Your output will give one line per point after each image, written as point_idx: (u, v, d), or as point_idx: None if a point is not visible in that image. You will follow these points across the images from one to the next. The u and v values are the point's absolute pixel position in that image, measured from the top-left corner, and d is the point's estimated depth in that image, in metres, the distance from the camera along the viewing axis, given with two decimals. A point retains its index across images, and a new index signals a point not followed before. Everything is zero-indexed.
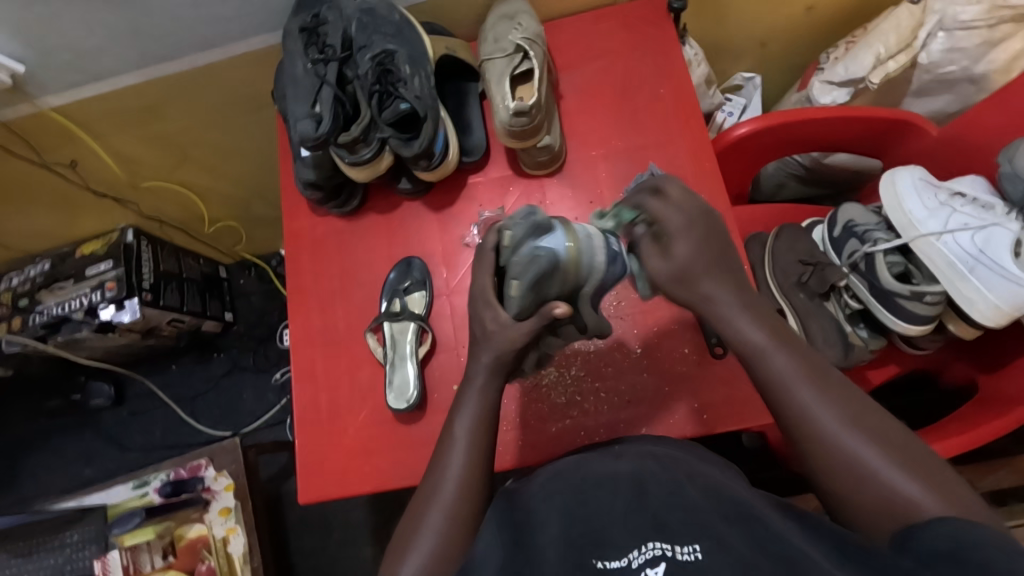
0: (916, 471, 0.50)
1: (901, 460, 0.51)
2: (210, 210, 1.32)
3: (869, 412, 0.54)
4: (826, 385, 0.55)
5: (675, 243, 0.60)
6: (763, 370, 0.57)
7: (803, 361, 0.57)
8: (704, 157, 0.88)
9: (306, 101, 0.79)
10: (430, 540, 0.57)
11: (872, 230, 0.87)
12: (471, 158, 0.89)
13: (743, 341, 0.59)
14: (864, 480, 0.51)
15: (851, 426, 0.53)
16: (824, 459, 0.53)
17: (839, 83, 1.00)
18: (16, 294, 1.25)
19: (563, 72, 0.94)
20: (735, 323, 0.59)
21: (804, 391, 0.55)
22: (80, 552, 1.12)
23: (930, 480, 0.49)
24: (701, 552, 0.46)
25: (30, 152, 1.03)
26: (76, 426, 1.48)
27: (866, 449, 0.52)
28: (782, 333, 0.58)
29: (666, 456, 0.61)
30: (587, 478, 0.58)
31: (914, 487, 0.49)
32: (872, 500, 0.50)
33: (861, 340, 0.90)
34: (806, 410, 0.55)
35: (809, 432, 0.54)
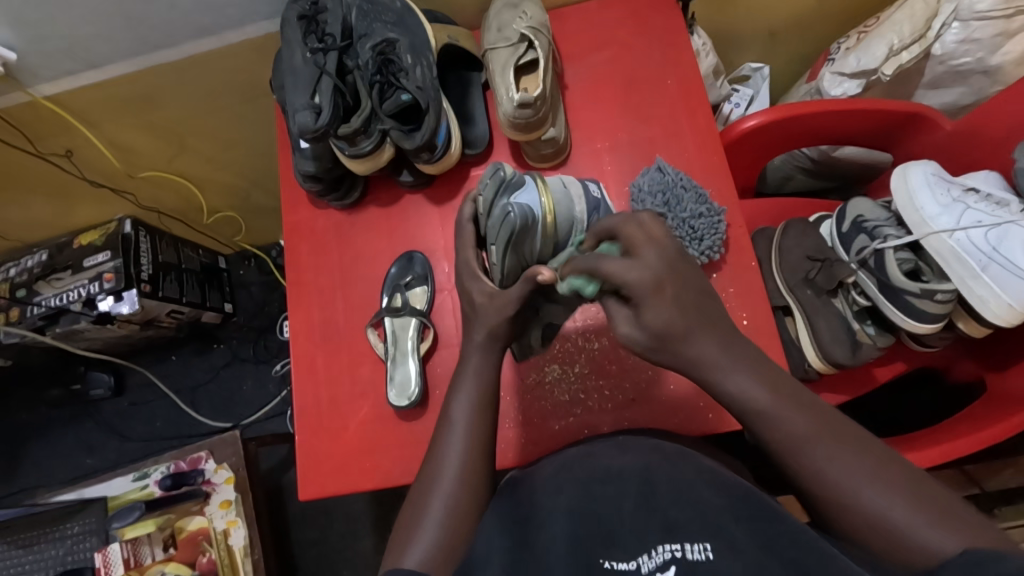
0: (934, 510, 0.46)
1: (921, 502, 0.47)
2: (209, 200, 1.30)
3: (883, 457, 0.50)
4: (832, 432, 0.52)
5: (644, 310, 0.51)
6: (766, 428, 0.54)
7: (806, 414, 0.53)
8: (711, 150, 0.86)
9: (305, 90, 0.76)
10: (432, 533, 0.55)
11: (882, 225, 0.86)
12: (473, 151, 0.87)
13: (735, 403, 0.55)
14: (883, 530, 0.47)
15: (865, 474, 0.49)
16: (836, 512, 0.50)
17: (851, 75, 0.98)
18: (14, 285, 1.24)
19: (568, 63, 0.92)
20: (725, 380, 0.55)
21: (812, 444, 0.52)
22: (81, 543, 1.12)
23: (953, 518, 0.45)
24: (712, 551, 0.45)
25: (24, 141, 1.01)
26: (76, 416, 1.47)
27: (882, 497, 0.48)
28: (774, 383, 0.55)
29: (675, 452, 0.59)
30: (591, 475, 0.57)
31: (935, 530, 0.45)
32: (896, 549, 0.46)
33: (869, 338, 0.89)
34: (813, 464, 0.51)
35: (817, 484, 0.51)
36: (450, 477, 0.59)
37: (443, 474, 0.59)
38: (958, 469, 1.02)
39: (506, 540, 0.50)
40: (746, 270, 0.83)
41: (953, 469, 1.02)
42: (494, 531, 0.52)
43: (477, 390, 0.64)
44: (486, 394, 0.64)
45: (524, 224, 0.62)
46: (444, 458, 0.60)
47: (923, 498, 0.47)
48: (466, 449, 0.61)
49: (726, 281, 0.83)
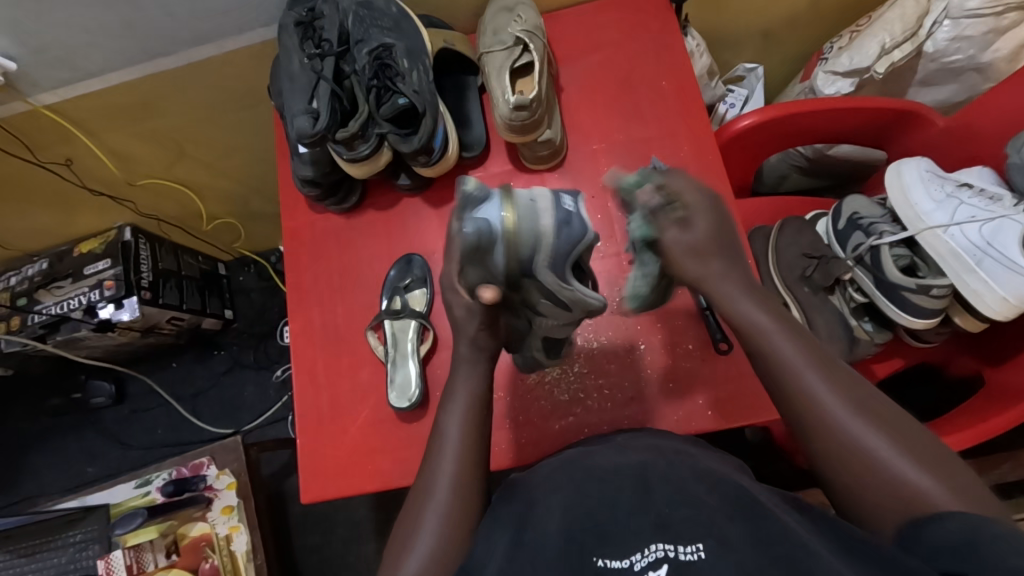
0: (926, 462, 0.50)
1: (914, 453, 0.50)
2: (208, 207, 1.31)
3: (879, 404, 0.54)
4: (835, 371, 0.56)
5: (695, 218, 0.62)
6: (776, 354, 0.58)
7: (807, 348, 0.58)
8: (707, 149, 0.87)
9: (302, 96, 0.77)
10: (427, 544, 0.56)
11: (877, 223, 0.87)
12: (471, 154, 0.88)
13: (741, 321, 0.61)
14: (882, 476, 0.50)
15: (864, 418, 0.53)
16: (832, 451, 0.53)
17: (843, 74, 0.98)
18: (14, 294, 1.24)
19: (564, 65, 0.93)
20: (735, 302, 0.62)
21: (820, 381, 0.55)
22: (83, 551, 1.11)
23: (944, 473, 0.49)
24: (704, 551, 0.46)
25: (24, 151, 1.02)
26: (77, 425, 1.48)
27: (880, 442, 0.51)
28: (778, 316, 0.60)
29: (672, 451, 0.60)
30: (588, 473, 0.57)
31: (924, 478, 0.49)
32: (888, 497, 0.50)
33: (867, 335, 0.90)
34: (815, 400, 0.55)
35: (817, 420, 0.54)
36: (441, 486, 0.59)
37: (433, 483, 0.60)
38: (958, 464, 1.02)
39: (503, 545, 0.51)
40: (743, 268, 0.83)
41: None
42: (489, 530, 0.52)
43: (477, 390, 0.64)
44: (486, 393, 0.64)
45: (476, 245, 0.57)
46: (437, 465, 0.61)
47: (917, 451, 0.51)
48: (456, 455, 0.61)
49: None
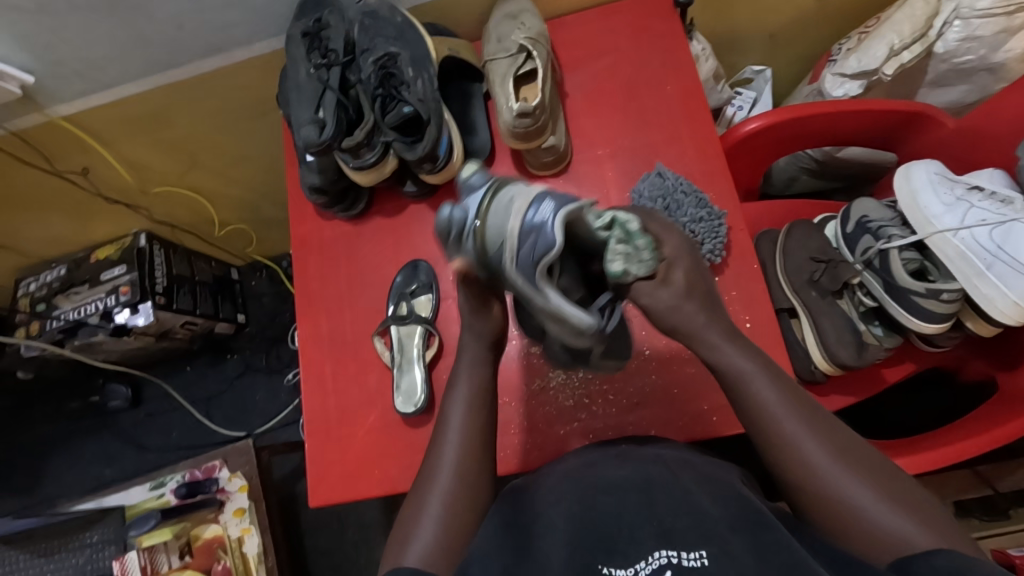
0: (901, 504, 0.50)
1: (889, 491, 0.51)
2: (220, 213, 1.33)
3: (849, 440, 0.55)
4: (812, 417, 0.56)
5: (673, 270, 0.63)
6: (750, 405, 0.58)
7: (779, 390, 0.58)
8: (712, 153, 0.86)
9: (308, 106, 0.78)
10: (427, 541, 0.56)
11: (885, 225, 0.86)
12: (476, 160, 0.89)
13: (726, 369, 0.60)
14: (857, 519, 0.51)
15: (842, 464, 0.53)
16: (807, 486, 0.54)
17: (851, 76, 0.97)
18: (34, 299, 1.28)
19: (568, 71, 0.93)
20: (719, 351, 0.61)
21: (794, 424, 0.56)
22: (101, 552, 1.13)
23: (917, 512, 0.50)
24: (707, 558, 0.47)
25: (42, 162, 1.05)
26: (94, 427, 1.51)
27: (856, 489, 0.52)
28: (763, 361, 0.60)
29: (675, 459, 0.60)
30: (594, 483, 0.57)
31: (905, 522, 0.49)
32: (859, 534, 0.50)
33: (875, 339, 0.89)
34: (791, 439, 0.55)
35: (792, 462, 0.55)
36: (442, 482, 0.59)
37: (433, 479, 0.60)
38: (973, 470, 1.01)
39: (506, 551, 0.51)
40: (749, 272, 0.82)
41: (966, 471, 1.01)
42: (492, 535, 0.53)
43: (467, 379, 0.66)
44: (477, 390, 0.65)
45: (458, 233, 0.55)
46: (439, 461, 0.61)
47: (890, 487, 0.52)
48: (460, 451, 0.61)
49: (729, 285, 0.82)
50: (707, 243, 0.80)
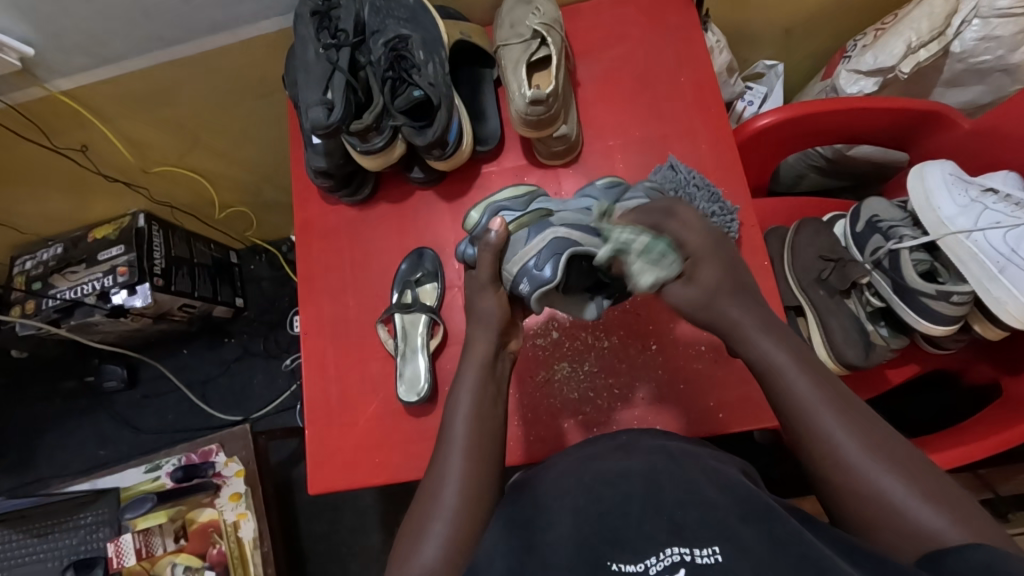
0: (938, 501, 0.49)
1: (924, 488, 0.50)
2: (221, 195, 1.31)
3: (884, 433, 0.54)
4: (845, 409, 0.56)
5: (700, 269, 0.65)
6: (782, 394, 0.58)
7: (813, 382, 0.57)
8: (725, 147, 0.85)
9: (317, 87, 0.77)
10: (435, 545, 0.55)
11: (896, 226, 0.85)
12: (485, 148, 0.87)
13: (758, 359, 0.61)
14: (889, 513, 0.50)
15: (875, 457, 0.52)
16: (838, 478, 0.53)
17: (867, 73, 0.96)
18: (30, 277, 1.26)
19: (581, 59, 0.91)
20: (754, 341, 0.61)
21: (827, 414, 0.55)
22: (95, 533, 1.14)
23: (953, 509, 0.48)
24: (721, 554, 0.45)
25: (41, 137, 1.03)
26: (89, 408, 1.49)
27: (886, 480, 0.51)
28: (796, 352, 0.60)
29: (678, 451, 0.59)
30: (599, 477, 0.56)
31: (939, 517, 0.48)
32: (892, 528, 0.49)
33: (882, 339, 0.88)
34: (823, 429, 0.55)
35: (821, 452, 0.54)
36: (449, 486, 0.59)
37: (442, 483, 0.60)
38: (973, 473, 1.01)
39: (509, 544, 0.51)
40: (758, 269, 0.82)
41: (966, 473, 1.01)
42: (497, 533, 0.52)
43: (475, 377, 0.67)
44: (485, 391, 0.66)
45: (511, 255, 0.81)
46: (446, 466, 0.61)
47: (924, 483, 0.50)
48: (468, 458, 0.61)
49: None
50: None
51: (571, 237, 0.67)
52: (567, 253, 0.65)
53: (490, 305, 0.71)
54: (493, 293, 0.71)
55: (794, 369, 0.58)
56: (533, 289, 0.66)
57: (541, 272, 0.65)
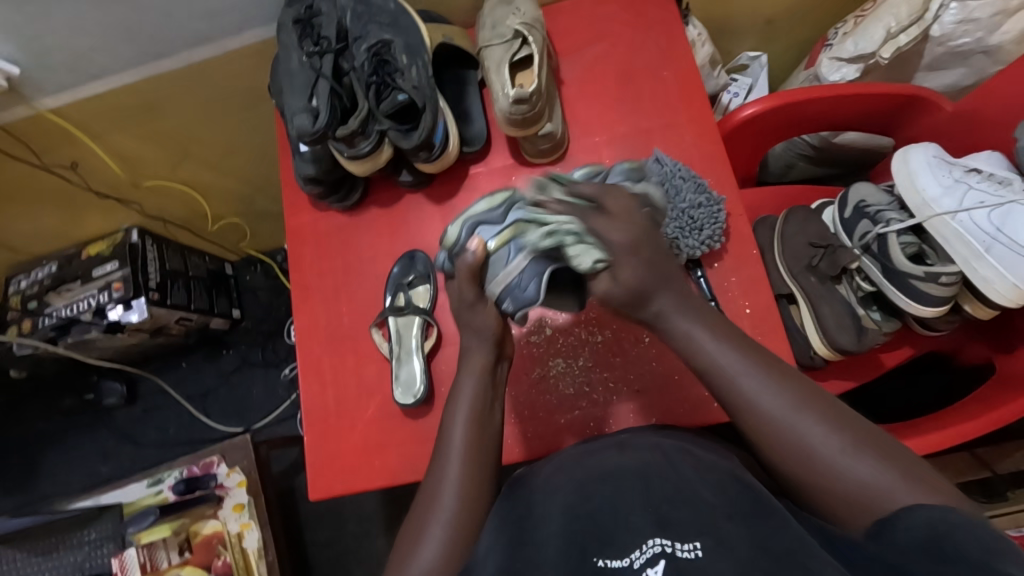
0: (879, 458, 0.50)
1: (858, 444, 0.51)
2: (213, 207, 1.31)
3: (817, 399, 0.54)
4: (778, 376, 0.56)
5: (619, 268, 0.59)
6: (715, 375, 0.58)
7: (744, 359, 0.57)
8: (711, 139, 0.86)
9: (302, 94, 0.77)
10: (431, 550, 0.56)
11: (884, 210, 0.86)
12: (472, 149, 0.87)
13: (686, 340, 0.60)
14: (834, 477, 0.50)
15: (808, 420, 0.53)
16: (785, 454, 0.53)
17: (848, 60, 0.97)
18: (25, 297, 1.26)
19: (564, 58, 0.92)
20: (677, 321, 0.60)
21: (754, 390, 0.55)
22: (98, 549, 1.14)
23: (892, 464, 0.49)
24: (702, 550, 0.46)
25: (30, 156, 1.03)
26: (90, 425, 1.50)
27: (821, 443, 0.52)
28: (717, 328, 0.60)
29: (675, 452, 0.59)
30: (591, 476, 0.57)
31: (881, 475, 0.49)
32: (842, 493, 0.50)
33: (875, 324, 0.88)
34: (756, 404, 0.55)
35: (760, 430, 0.54)
36: (449, 495, 0.60)
37: (440, 492, 0.60)
38: (970, 452, 1.02)
39: (504, 543, 0.51)
40: (748, 258, 0.82)
41: (964, 453, 1.01)
42: (493, 534, 0.53)
43: (473, 392, 0.67)
44: (485, 410, 0.66)
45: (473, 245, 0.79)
46: (444, 479, 0.61)
47: (858, 441, 0.51)
48: (466, 471, 0.61)
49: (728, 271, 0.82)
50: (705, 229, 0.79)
51: (560, 250, 0.66)
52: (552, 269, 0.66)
53: (489, 320, 0.69)
54: (490, 306, 0.69)
55: (715, 344, 0.58)
56: (517, 309, 0.68)
57: (527, 292, 0.66)
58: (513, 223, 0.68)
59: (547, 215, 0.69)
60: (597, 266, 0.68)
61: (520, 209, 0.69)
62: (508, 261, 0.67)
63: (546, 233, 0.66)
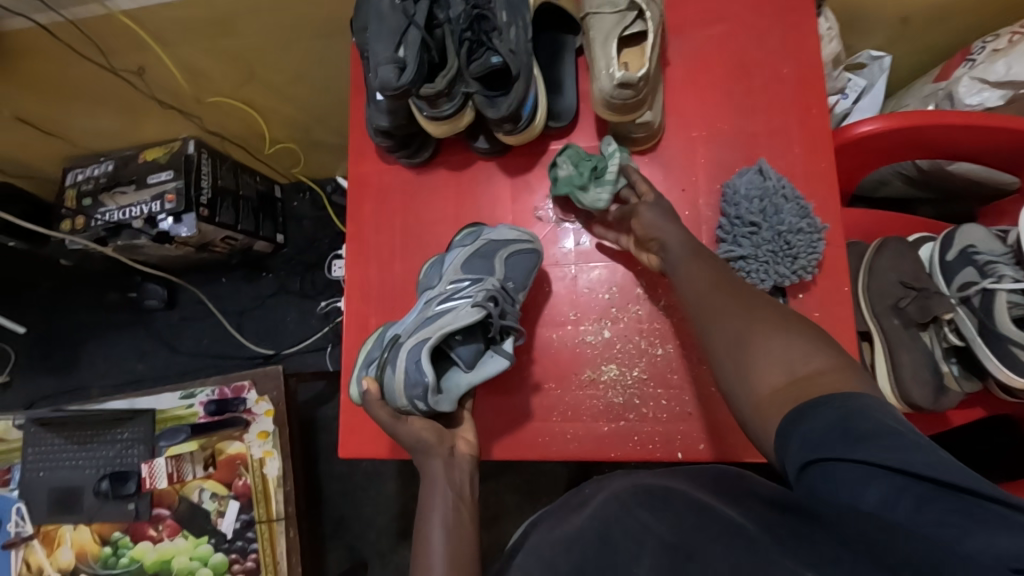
0: (814, 350, 0.53)
1: (795, 339, 0.54)
2: (272, 130, 1.27)
3: (768, 309, 0.59)
4: (735, 290, 0.61)
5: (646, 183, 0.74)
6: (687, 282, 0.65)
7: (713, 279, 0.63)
8: (822, 154, 0.77)
9: (389, 42, 0.69)
10: None
11: (994, 262, 0.78)
12: (558, 124, 0.81)
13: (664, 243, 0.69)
14: (773, 369, 0.53)
15: (767, 325, 0.57)
16: (737, 360, 0.56)
17: (994, 84, 0.86)
18: (80, 193, 1.24)
19: (674, 34, 0.83)
20: (662, 241, 0.69)
21: (716, 301, 0.61)
22: (129, 449, 1.18)
23: (823, 355, 0.52)
24: None
25: (97, 55, 1.00)
26: (131, 323, 1.53)
27: (774, 345, 0.55)
28: (699, 252, 0.67)
29: (636, 491, 0.53)
30: (561, 541, 0.51)
31: (813, 362, 0.52)
32: (777, 379, 0.52)
33: (955, 382, 0.83)
34: (712, 313, 0.61)
35: (720, 340, 0.59)
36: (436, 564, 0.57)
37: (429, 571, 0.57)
38: None
39: None
40: (836, 293, 0.76)
41: None
42: None
43: (443, 499, 0.62)
44: (455, 512, 0.61)
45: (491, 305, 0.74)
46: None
47: (801, 337, 0.54)
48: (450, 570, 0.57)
49: (811, 305, 0.76)
50: (800, 258, 0.72)
51: (423, 336, 0.65)
52: (428, 351, 0.63)
53: (417, 430, 0.66)
54: (411, 419, 0.66)
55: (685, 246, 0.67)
56: (426, 401, 0.64)
57: (422, 380, 0.63)
58: (387, 345, 0.68)
59: (409, 321, 0.71)
60: (470, 312, 0.66)
61: (434, 305, 0.70)
62: (393, 375, 0.65)
63: (410, 337, 0.67)
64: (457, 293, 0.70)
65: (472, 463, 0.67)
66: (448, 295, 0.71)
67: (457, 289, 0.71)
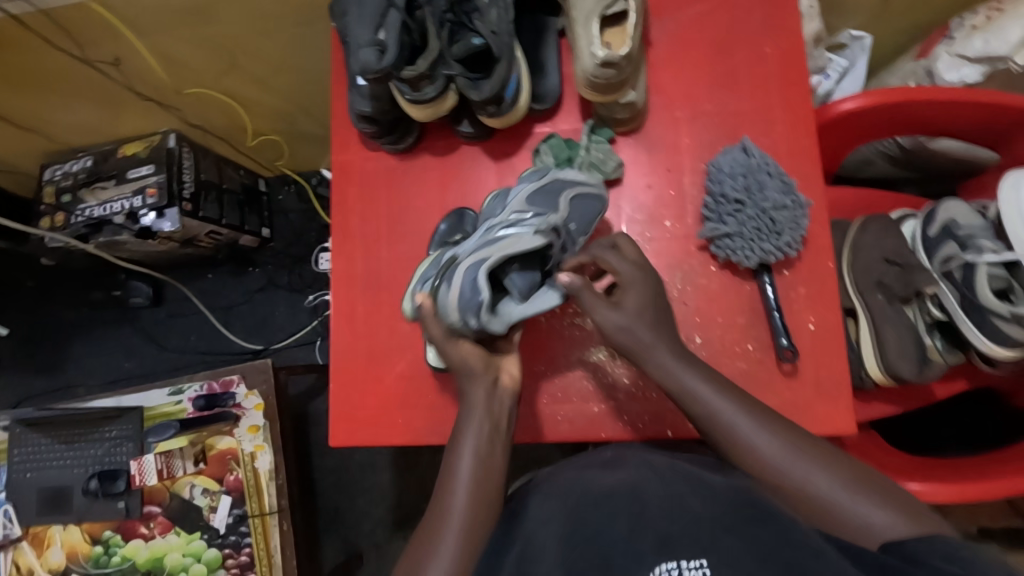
0: (865, 489, 0.53)
1: (838, 473, 0.54)
2: (254, 122, 1.26)
3: (803, 437, 0.58)
4: (759, 413, 0.59)
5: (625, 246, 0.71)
6: (703, 410, 0.61)
7: (734, 404, 0.60)
8: (804, 132, 0.78)
9: (369, 24, 0.69)
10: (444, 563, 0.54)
11: (976, 236, 0.79)
12: (542, 106, 0.80)
13: (665, 377, 0.64)
14: (823, 502, 0.53)
15: (801, 455, 0.56)
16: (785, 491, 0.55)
17: (973, 59, 0.87)
18: (59, 189, 1.22)
19: (656, 15, 0.83)
20: (656, 361, 0.65)
21: (743, 420, 0.59)
22: (118, 447, 1.17)
23: (879, 497, 0.52)
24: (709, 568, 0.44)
25: (72, 46, 0.98)
26: (115, 321, 1.51)
27: (816, 477, 0.54)
28: (705, 373, 0.63)
29: (665, 466, 0.60)
30: (587, 496, 0.56)
31: (874, 510, 0.51)
32: (839, 520, 0.52)
33: (938, 354, 0.84)
34: (740, 437, 0.58)
35: (758, 466, 0.57)
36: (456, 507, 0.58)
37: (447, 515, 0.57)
38: None
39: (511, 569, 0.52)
40: (821, 270, 0.76)
41: None
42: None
43: (479, 428, 0.61)
44: (489, 442, 0.61)
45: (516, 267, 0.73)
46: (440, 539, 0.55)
47: (848, 477, 0.54)
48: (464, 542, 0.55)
49: (797, 282, 0.77)
50: (785, 234, 0.73)
51: (482, 255, 0.64)
52: (485, 270, 0.62)
53: (467, 354, 0.65)
54: (463, 341, 0.66)
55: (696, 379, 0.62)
56: (477, 318, 0.64)
57: (476, 298, 0.63)
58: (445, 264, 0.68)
59: (468, 243, 0.70)
60: (533, 239, 0.64)
61: (497, 229, 0.68)
62: (450, 288, 0.64)
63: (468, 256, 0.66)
64: (520, 220, 0.68)
65: (513, 398, 0.65)
66: (511, 221, 0.69)
67: (521, 218, 0.68)
